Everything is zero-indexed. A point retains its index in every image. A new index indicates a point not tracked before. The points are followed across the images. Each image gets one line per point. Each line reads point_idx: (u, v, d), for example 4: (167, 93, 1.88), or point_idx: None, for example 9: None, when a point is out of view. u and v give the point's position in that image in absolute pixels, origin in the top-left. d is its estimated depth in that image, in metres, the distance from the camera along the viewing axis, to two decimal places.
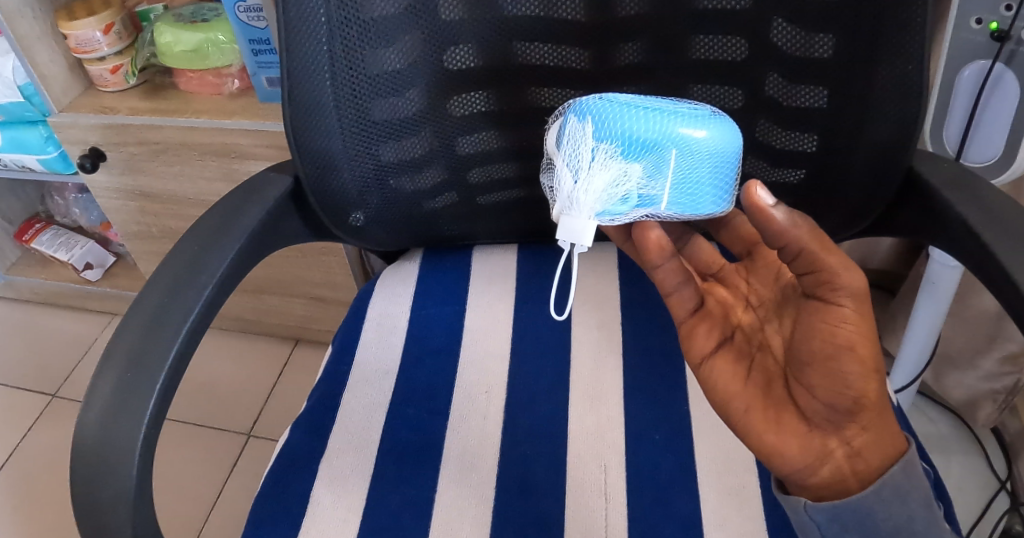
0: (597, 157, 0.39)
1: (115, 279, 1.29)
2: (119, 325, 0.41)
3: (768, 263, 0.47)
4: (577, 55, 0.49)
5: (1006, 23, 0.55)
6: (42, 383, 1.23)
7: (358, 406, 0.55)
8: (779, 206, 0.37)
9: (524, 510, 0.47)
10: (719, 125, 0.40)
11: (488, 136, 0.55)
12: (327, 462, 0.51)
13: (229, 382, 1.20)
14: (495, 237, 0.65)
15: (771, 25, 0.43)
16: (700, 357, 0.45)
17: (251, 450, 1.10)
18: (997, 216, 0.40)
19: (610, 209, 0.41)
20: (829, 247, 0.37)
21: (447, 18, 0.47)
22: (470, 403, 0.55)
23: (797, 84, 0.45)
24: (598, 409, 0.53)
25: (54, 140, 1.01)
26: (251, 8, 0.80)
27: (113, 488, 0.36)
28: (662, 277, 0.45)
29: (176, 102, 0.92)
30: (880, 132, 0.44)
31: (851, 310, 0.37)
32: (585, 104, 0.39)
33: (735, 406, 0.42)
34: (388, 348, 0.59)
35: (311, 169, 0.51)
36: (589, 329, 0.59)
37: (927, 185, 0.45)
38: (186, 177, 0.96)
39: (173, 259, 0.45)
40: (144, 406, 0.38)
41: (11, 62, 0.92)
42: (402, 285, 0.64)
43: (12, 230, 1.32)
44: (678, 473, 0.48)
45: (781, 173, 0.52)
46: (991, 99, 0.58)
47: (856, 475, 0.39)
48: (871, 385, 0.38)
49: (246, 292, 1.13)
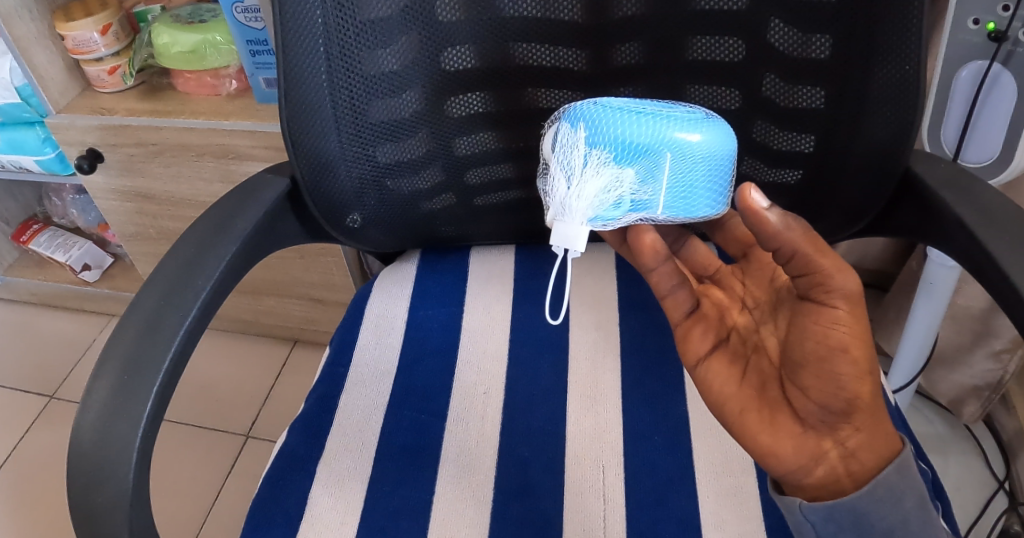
0: (590, 163, 0.39)
1: (113, 280, 1.29)
2: (116, 327, 0.41)
3: (763, 265, 0.47)
4: (575, 56, 0.49)
5: (1003, 24, 0.55)
6: (40, 385, 1.23)
7: (355, 407, 0.55)
8: (772, 208, 0.36)
9: (522, 511, 0.47)
10: (713, 128, 0.40)
11: (486, 137, 0.55)
12: (324, 464, 0.51)
13: (228, 383, 1.20)
14: (492, 238, 0.65)
15: (769, 25, 0.43)
16: (696, 359, 0.45)
17: (250, 451, 1.10)
18: (994, 217, 0.40)
19: (603, 215, 0.40)
20: (822, 249, 0.37)
21: (444, 18, 0.47)
22: (468, 404, 0.55)
23: (794, 85, 0.45)
24: (596, 410, 0.53)
25: (51, 141, 1.00)
26: (248, 9, 0.79)
27: (109, 491, 0.36)
28: (658, 279, 0.45)
29: (173, 103, 0.92)
30: (877, 133, 0.44)
31: (844, 311, 0.37)
32: (579, 110, 0.40)
33: (730, 408, 0.42)
34: (385, 350, 0.59)
35: (308, 170, 0.51)
36: (586, 330, 0.59)
37: (924, 186, 0.45)
38: (183, 178, 0.95)
39: (170, 261, 0.45)
40: (142, 408, 0.38)
41: (8, 63, 0.92)
42: (399, 287, 0.64)
43: (9, 231, 1.32)
44: (676, 475, 0.48)
45: (778, 173, 0.51)
46: (988, 99, 0.58)
47: (851, 476, 0.39)
48: (864, 386, 0.38)
49: (244, 294, 1.13)
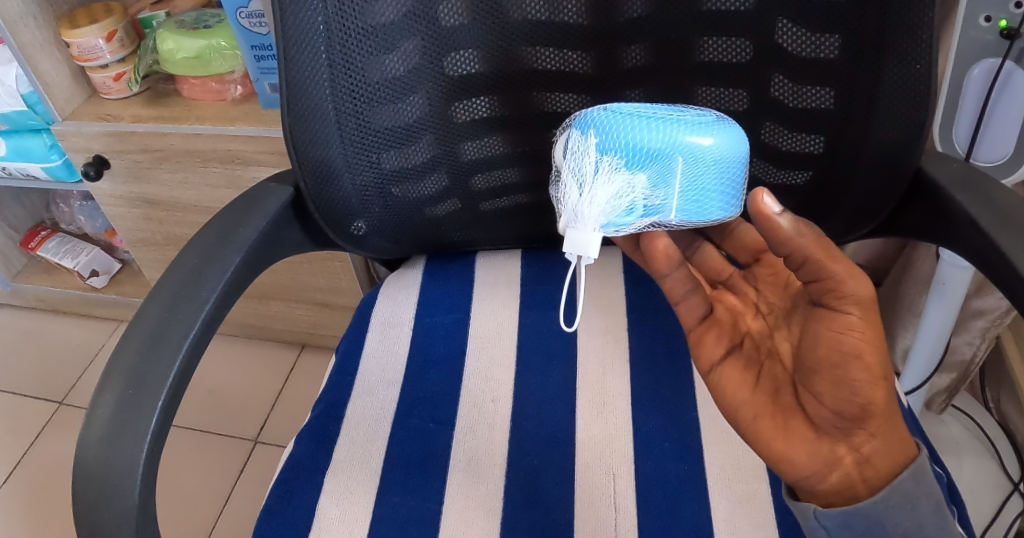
0: (601, 169, 0.38)
1: (121, 286, 1.29)
2: (119, 342, 0.41)
3: (777, 271, 0.47)
4: (583, 58, 0.49)
5: (1015, 21, 0.54)
6: (50, 391, 1.23)
7: (363, 416, 0.55)
8: (784, 213, 0.36)
9: (532, 520, 0.47)
10: (724, 131, 0.39)
11: (492, 141, 0.55)
12: (332, 474, 0.51)
13: (236, 388, 1.21)
14: (497, 244, 0.65)
15: (776, 26, 0.43)
16: (710, 364, 0.44)
17: (258, 457, 1.10)
18: (1008, 215, 0.39)
19: (615, 220, 0.40)
20: (834, 255, 0.37)
21: (448, 23, 0.47)
22: (477, 412, 0.54)
23: (804, 85, 0.44)
24: (606, 416, 0.53)
25: (57, 148, 1.01)
26: (252, 15, 0.79)
27: (114, 509, 0.36)
28: (670, 285, 0.45)
29: (178, 109, 0.92)
30: (890, 132, 0.43)
31: (857, 317, 0.37)
32: (590, 117, 0.39)
33: (744, 413, 0.42)
34: (392, 358, 0.59)
35: (312, 179, 0.51)
36: (595, 336, 0.59)
37: (935, 186, 0.44)
38: (189, 184, 0.96)
39: (174, 271, 0.45)
40: (144, 427, 0.37)
41: (13, 71, 0.93)
42: (405, 294, 0.64)
43: (18, 238, 1.33)
44: (688, 482, 0.48)
45: (787, 175, 0.51)
46: (1000, 97, 0.57)
47: (866, 482, 0.38)
48: (878, 392, 0.37)
49: (251, 299, 1.13)
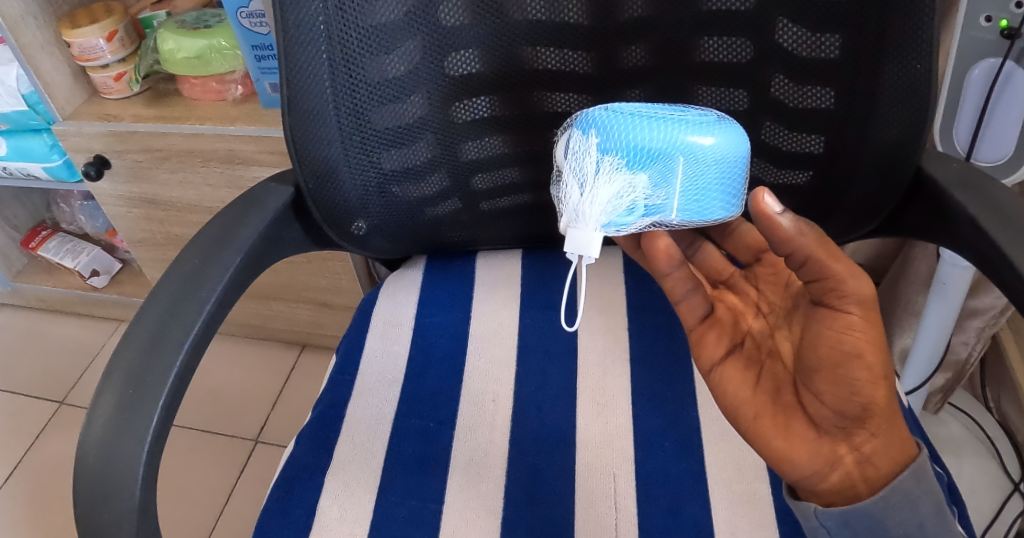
0: (602, 169, 0.38)
1: (121, 286, 1.29)
2: (120, 342, 0.41)
3: (778, 271, 0.47)
4: (583, 58, 0.49)
5: (1016, 21, 0.54)
6: (51, 391, 1.23)
7: (363, 416, 0.55)
8: (785, 213, 0.36)
9: (533, 519, 0.47)
10: (725, 131, 0.39)
11: (493, 141, 0.55)
12: (333, 474, 0.51)
13: (237, 388, 1.21)
14: (497, 244, 0.65)
15: (776, 26, 0.43)
16: (710, 364, 0.44)
17: (259, 456, 1.10)
18: (1008, 215, 0.39)
19: (617, 219, 0.40)
20: (836, 255, 0.37)
21: (448, 23, 0.47)
22: (477, 411, 0.54)
23: (804, 85, 0.45)
24: (607, 415, 0.53)
25: (58, 148, 1.01)
26: (253, 14, 0.79)
27: (114, 509, 0.36)
28: (672, 285, 0.45)
29: (179, 109, 0.92)
30: (891, 131, 0.43)
31: (858, 317, 0.37)
32: (591, 116, 0.39)
33: (745, 412, 0.42)
34: (393, 358, 0.59)
35: (312, 179, 0.51)
36: (595, 336, 0.59)
37: (935, 186, 0.44)
38: (189, 183, 0.96)
39: (175, 271, 0.45)
40: (145, 426, 0.37)
41: (14, 71, 0.93)
42: (405, 293, 0.64)
43: (18, 238, 1.33)
44: (688, 482, 0.48)
45: (788, 175, 0.51)
46: (1001, 97, 0.57)
47: (866, 481, 0.38)
48: (879, 391, 0.37)
49: (252, 299, 1.13)
